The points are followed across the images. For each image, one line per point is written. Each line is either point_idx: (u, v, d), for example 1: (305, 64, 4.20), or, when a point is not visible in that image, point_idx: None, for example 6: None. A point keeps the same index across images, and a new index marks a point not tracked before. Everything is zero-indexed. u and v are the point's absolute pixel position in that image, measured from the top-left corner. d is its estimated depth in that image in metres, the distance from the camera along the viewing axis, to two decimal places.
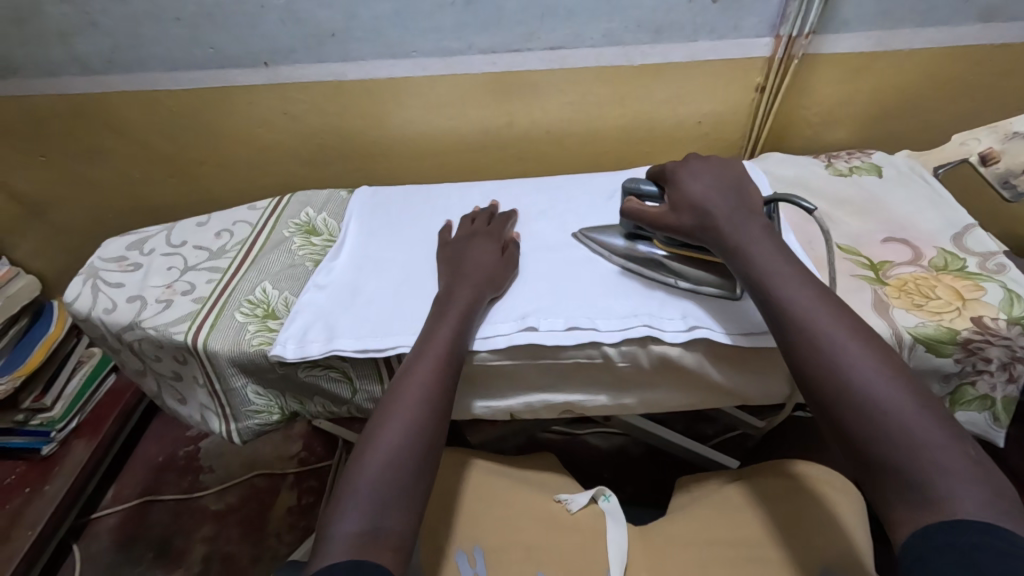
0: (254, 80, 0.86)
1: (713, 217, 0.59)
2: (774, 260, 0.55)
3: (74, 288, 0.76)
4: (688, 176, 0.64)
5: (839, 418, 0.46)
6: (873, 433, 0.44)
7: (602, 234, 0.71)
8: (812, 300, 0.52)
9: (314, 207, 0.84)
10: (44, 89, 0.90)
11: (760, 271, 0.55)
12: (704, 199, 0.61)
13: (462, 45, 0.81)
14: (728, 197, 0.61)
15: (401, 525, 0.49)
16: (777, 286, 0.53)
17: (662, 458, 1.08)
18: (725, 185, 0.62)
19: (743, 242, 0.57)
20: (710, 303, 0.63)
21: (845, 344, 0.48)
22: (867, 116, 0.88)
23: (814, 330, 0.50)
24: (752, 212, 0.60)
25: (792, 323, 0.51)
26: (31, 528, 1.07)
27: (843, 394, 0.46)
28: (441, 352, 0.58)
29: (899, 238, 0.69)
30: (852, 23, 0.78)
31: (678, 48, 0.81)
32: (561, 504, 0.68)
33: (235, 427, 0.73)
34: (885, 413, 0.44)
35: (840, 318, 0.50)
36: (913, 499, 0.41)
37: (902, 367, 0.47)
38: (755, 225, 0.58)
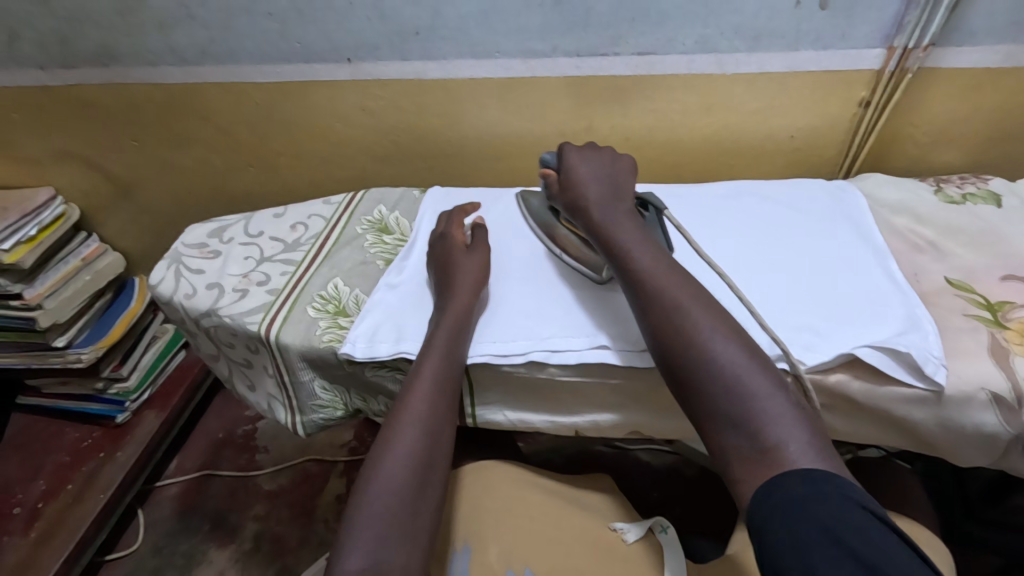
0: (337, 75, 0.87)
1: (591, 212, 0.62)
2: (637, 239, 0.59)
3: (158, 272, 0.79)
4: (573, 158, 0.67)
5: (686, 384, 0.50)
6: (711, 394, 0.48)
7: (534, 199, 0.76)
8: (664, 273, 0.56)
9: (387, 205, 0.84)
10: (141, 78, 0.94)
11: (623, 249, 0.58)
12: (581, 186, 0.64)
13: (547, 47, 0.79)
14: (601, 184, 0.65)
15: (404, 556, 0.50)
16: (638, 264, 0.57)
17: (719, 485, 1.03)
18: (601, 175, 0.66)
19: (609, 223, 0.61)
20: (583, 287, 0.66)
21: (691, 313, 0.52)
22: (982, 138, 0.80)
23: (666, 301, 0.54)
24: (620, 198, 0.64)
25: (650, 298, 0.55)
26: (104, 491, 1.13)
27: (687, 359, 0.50)
28: (432, 376, 0.58)
29: (1021, 276, 0.62)
30: (980, 35, 0.71)
31: (778, 56, 0.76)
32: (617, 534, 0.65)
33: (298, 420, 0.74)
34: (721, 370, 0.48)
35: (706, 308, 0.53)
36: (751, 453, 0.45)
37: (733, 328, 0.52)
38: (621, 211, 0.62)
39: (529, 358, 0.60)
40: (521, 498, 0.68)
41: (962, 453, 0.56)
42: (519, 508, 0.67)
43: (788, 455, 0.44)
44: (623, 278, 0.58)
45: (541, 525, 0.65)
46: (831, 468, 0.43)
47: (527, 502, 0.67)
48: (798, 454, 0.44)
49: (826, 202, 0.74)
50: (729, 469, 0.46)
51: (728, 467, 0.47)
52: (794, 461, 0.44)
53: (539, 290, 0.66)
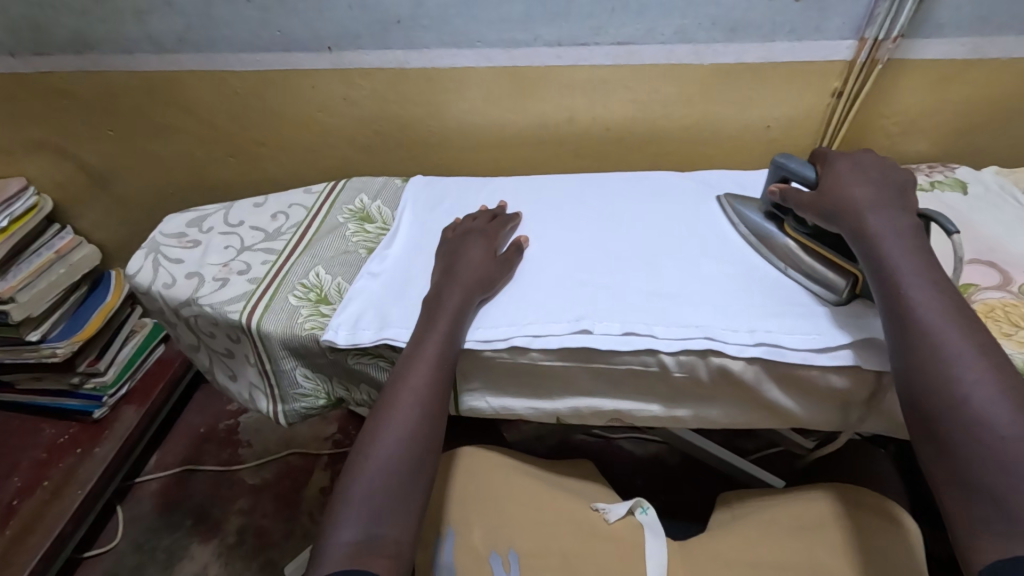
0: (318, 64, 0.86)
1: (858, 223, 0.57)
2: (913, 262, 0.53)
3: (137, 261, 0.78)
4: (846, 166, 0.61)
5: (944, 438, 0.46)
6: (976, 461, 0.44)
7: (747, 207, 0.70)
8: (941, 311, 0.50)
9: (369, 195, 0.84)
10: (118, 66, 0.92)
11: (892, 271, 0.53)
12: (850, 190, 0.59)
13: (529, 36, 0.79)
14: (878, 192, 0.59)
15: (397, 530, 0.51)
16: (909, 289, 0.52)
17: (698, 470, 1.05)
18: (882, 183, 0.59)
19: (883, 239, 0.55)
20: (818, 306, 0.61)
21: (967, 365, 0.47)
22: (951, 128, 0.83)
23: (941, 338, 0.49)
24: (903, 210, 0.57)
25: (920, 329, 0.50)
26: (81, 488, 1.11)
27: (960, 409, 0.46)
28: (434, 356, 0.58)
29: (985, 260, 0.64)
30: (947, 28, 0.74)
31: (754, 47, 0.77)
32: (599, 513, 0.67)
33: (280, 409, 0.74)
34: (999, 441, 0.44)
35: (991, 365, 0.47)
36: (1004, 531, 0.42)
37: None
38: (902, 224, 0.56)
39: (511, 343, 0.60)
40: (504, 480, 0.69)
41: None
42: (503, 491, 0.67)
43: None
44: (885, 300, 0.53)
45: (525, 507, 0.66)
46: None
47: (511, 485, 0.68)
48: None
49: None
50: (969, 537, 0.44)
51: (966, 534, 0.44)
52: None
53: (521, 278, 0.67)
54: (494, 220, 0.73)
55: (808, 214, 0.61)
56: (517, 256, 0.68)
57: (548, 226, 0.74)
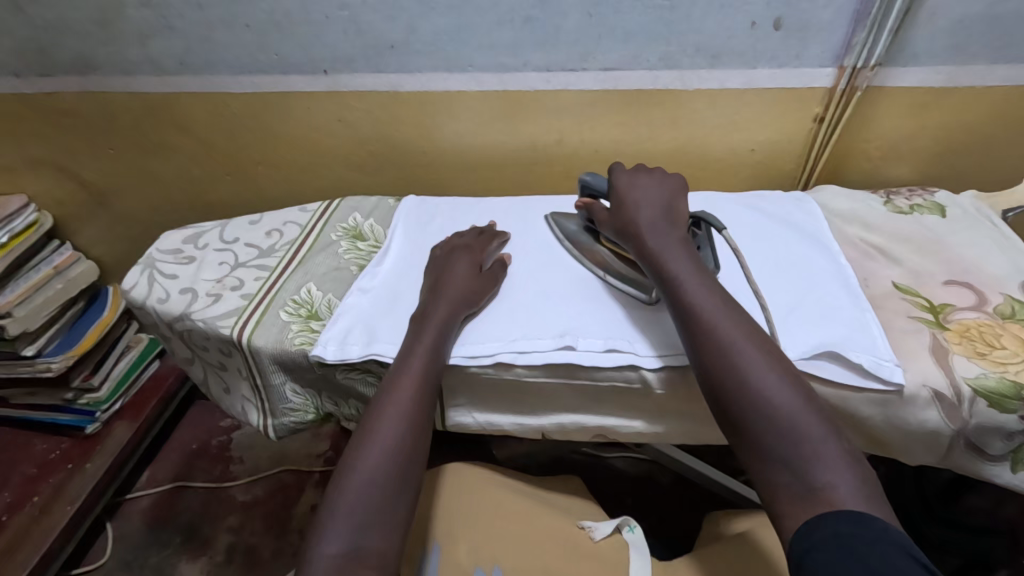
0: (314, 86, 0.89)
1: (642, 237, 0.62)
2: (686, 263, 0.59)
3: (131, 277, 0.80)
4: (624, 184, 0.68)
5: (736, 419, 0.50)
6: (763, 431, 0.49)
7: (569, 221, 0.76)
8: (714, 304, 0.55)
9: (362, 213, 0.86)
10: (120, 87, 0.95)
11: (671, 278, 0.58)
12: (631, 209, 0.65)
13: (518, 62, 0.82)
14: (653, 205, 0.65)
15: (381, 543, 0.52)
16: (688, 294, 0.56)
17: (690, 490, 1.05)
18: (654, 198, 0.66)
19: (660, 249, 0.61)
20: (632, 308, 0.65)
21: (740, 348, 0.52)
22: (930, 152, 0.85)
23: (710, 322, 0.54)
24: (674, 221, 0.64)
25: (699, 322, 0.55)
26: (70, 504, 1.11)
27: (736, 386, 0.51)
28: (418, 372, 0.59)
29: (962, 281, 0.66)
30: (922, 57, 0.76)
31: (737, 74, 0.80)
32: (585, 531, 0.67)
33: (270, 423, 0.75)
34: (774, 409, 0.49)
35: (758, 346, 0.53)
36: (798, 490, 0.46)
37: (783, 361, 0.52)
38: (674, 237, 0.62)
39: (497, 359, 0.61)
40: (489, 498, 0.69)
41: (906, 446, 0.59)
42: (489, 509, 0.68)
43: (838, 497, 0.45)
44: (671, 302, 0.57)
45: (512, 526, 0.66)
46: (879, 513, 0.44)
47: (495, 503, 0.69)
48: (848, 497, 0.44)
49: (783, 211, 0.77)
50: (775, 503, 0.47)
51: (774, 501, 0.47)
52: (845, 504, 0.44)
53: (507, 296, 0.68)
54: (480, 238, 0.74)
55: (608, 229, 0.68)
56: (501, 272, 0.70)
57: (537, 245, 0.76)
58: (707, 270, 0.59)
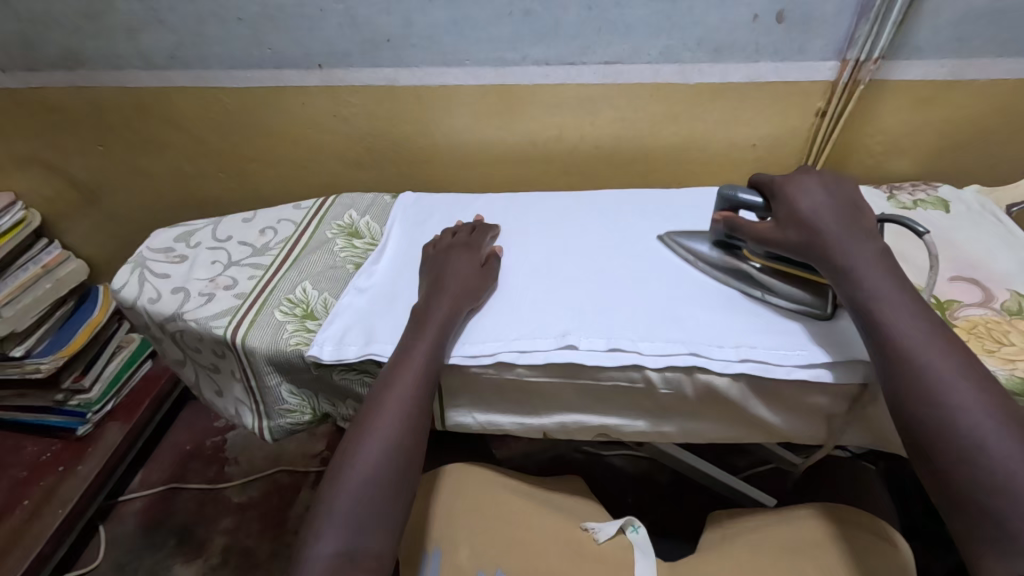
0: (308, 81, 0.87)
1: (829, 249, 0.55)
2: (886, 283, 0.53)
3: (122, 276, 0.78)
4: (794, 187, 0.60)
5: (942, 464, 0.45)
6: (975, 480, 0.43)
7: (695, 240, 0.69)
8: (919, 333, 0.49)
9: (358, 210, 0.84)
10: (108, 81, 0.93)
11: (871, 300, 0.52)
12: (810, 218, 0.57)
13: (517, 55, 0.81)
14: (832, 212, 0.57)
15: (379, 545, 0.51)
16: (885, 310, 0.51)
17: (691, 488, 1.04)
18: (837, 201, 0.58)
19: (852, 265, 0.54)
20: (809, 327, 0.60)
21: (952, 384, 0.47)
22: (933, 147, 0.84)
23: (916, 353, 0.49)
24: (861, 229, 0.56)
25: (901, 350, 0.49)
26: (62, 507, 1.09)
27: (946, 426, 0.45)
28: (418, 371, 0.57)
29: (968, 277, 0.65)
30: (926, 50, 0.75)
31: (739, 68, 0.79)
32: (587, 533, 0.66)
33: (265, 425, 0.73)
34: (992, 458, 0.43)
35: (979, 385, 0.46)
36: (1007, 547, 0.41)
37: (1005, 399, 0.46)
38: (868, 249, 0.55)
39: (498, 359, 0.60)
40: (490, 498, 0.68)
41: None
42: (490, 509, 0.67)
43: None
44: (866, 326, 0.52)
45: (513, 526, 0.65)
46: None
47: (496, 503, 0.67)
48: None
49: None
50: (979, 561, 0.42)
51: (978, 557, 0.42)
52: None
53: (506, 294, 0.67)
54: (474, 233, 0.73)
55: (768, 244, 0.60)
56: (496, 268, 0.69)
57: (537, 242, 0.74)
58: (913, 292, 0.53)
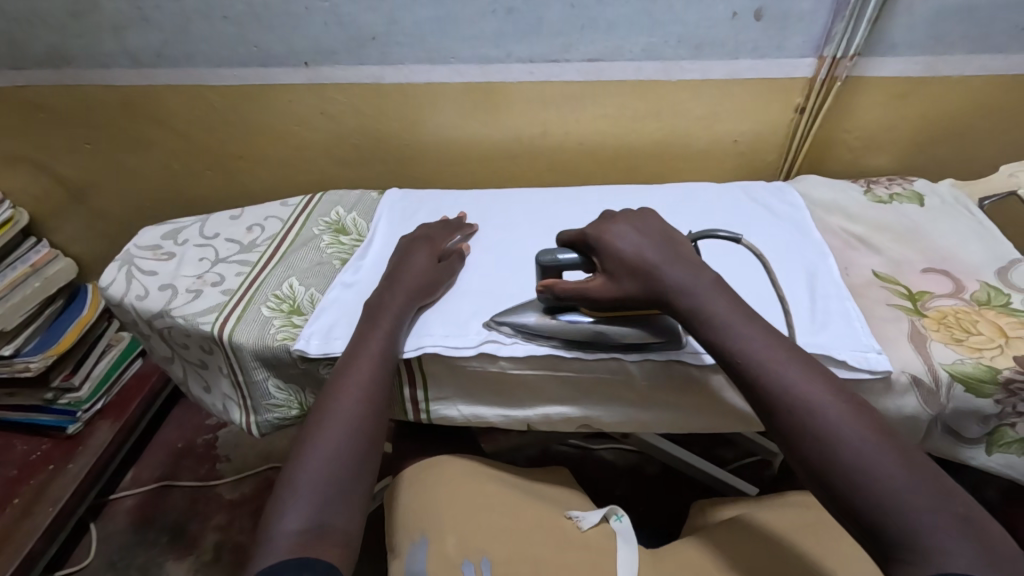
0: (295, 79, 0.88)
1: (665, 282, 0.56)
2: (729, 307, 0.54)
3: (109, 273, 0.78)
4: (611, 232, 0.60)
5: (830, 486, 0.46)
6: (861, 498, 0.44)
7: (522, 315, 0.63)
8: (773, 355, 0.51)
9: (345, 207, 0.85)
10: (94, 80, 0.93)
11: (721, 327, 0.53)
12: (639, 260, 0.57)
13: (501, 53, 0.82)
14: (652, 247, 0.58)
15: (344, 521, 0.52)
16: (748, 348, 0.52)
17: (678, 480, 1.06)
18: (650, 237, 0.59)
19: (693, 294, 0.55)
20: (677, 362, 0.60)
21: (812, 403, 0.48)
22: (910, 142, 0.86)
23: (773, 376, 0.50)
24: (681, 255, 0.58)
25: (760, 376, 0.50)
26: (53, 505, 1.09)
27: (820, 448, 0.46)
28: (375, 357, 0.60)
29: (940, 269, 0.67)
30: (900, 47, 0.77)
31: (719, 65, 0.80)
32: (573, 521, 0.68)
33: (253, 420, 0.74)
34: (866, 471, 0.44)
35: (830, 396, 0.48)
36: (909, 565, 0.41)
37: (858, 404, 0.48)
38: (699, 276, 0.56)
39: (481, 351, 0.61)
40: (477, 490, 0.69)
41: None
42: (477, 500, 0.68)
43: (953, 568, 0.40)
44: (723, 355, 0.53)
45: (499, 516, 0.66)
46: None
47: (483, 494, 0.69)
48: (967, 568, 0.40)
49: (765, 202, 0.78)
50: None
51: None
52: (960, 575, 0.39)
53: (490, 289, 0.68)
54: (442, 229, 0.75)
55: (603, 301, 0.58)
56: (459, 263, 0.70)
57: (522, 237, 0.75)
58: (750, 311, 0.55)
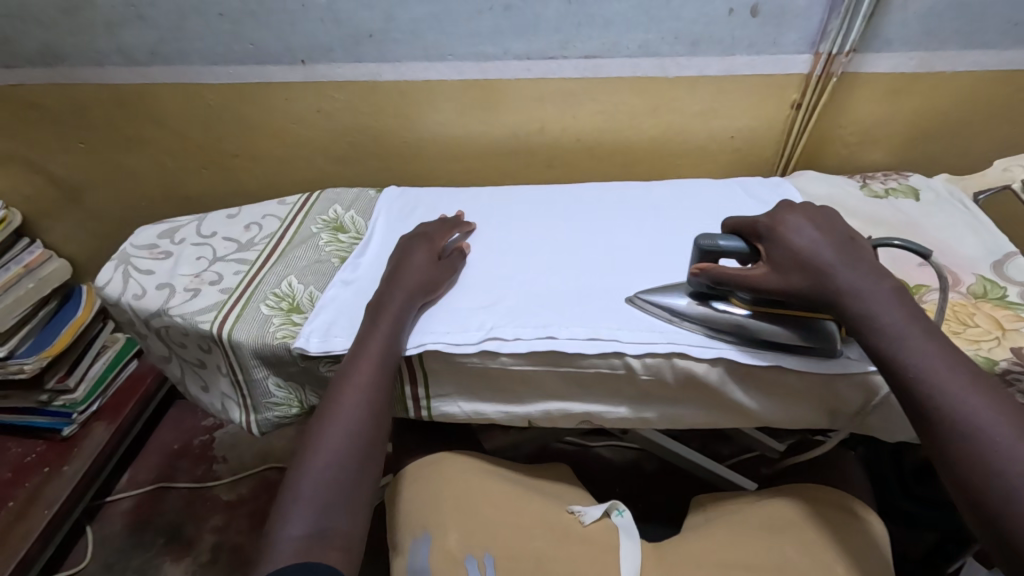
0: (292, 77, 0.88)
1: (832, 276, 0.54)
2: (866, 283, 0.53)
3: (106, 273, 0.78)
4: (783, 224, 0.57)
5: (954, 459, 0.47)
6: (986, 472, 0.45)
7: (672, 298, 0.63)
8: (911, 330, 0.51)
9: (343, 205, 0.85)
10: (88, 78, 0.92)
11: (857, 302, 0.53)
12: (803, 255, 0.55)
13: (499, 50, 0.82)
14: (819, 242, 0.56)
15: (348, 523, 0.53)
16: (895, 337, 0.51)
17: (677, 476, 1.06)
18: (829, 234, 0.57)
19: (843, 279, 0.54)
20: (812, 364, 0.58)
21: (944, 380, 0.49)
22: (904, 138, 0.87)
23: (906, 350, 0.50)
24: (860, 252, 0.55)
25: (895, 348, 0.51)
26: (48, 507, 1.08)
27: (951, 423, 0.47)
28: (377, 358, 0.59)
29: (936, 263, 0.67)
30: (895, 43, 0.77)
31: (715, 61, 0.81)
32: (575, 515, 0.67)
33: (253, 419, 0.74)
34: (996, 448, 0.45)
35: (965, 376, 0.49)
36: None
37: (991, 386, 0.49)
38: (863, 267, 0.54)
39: (481, 348, 0.61)
40: (478, 486, 0.69)
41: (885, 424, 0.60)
42: (478, 496, 0.68)
43: None
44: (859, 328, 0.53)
45: (500, 511, 0.66)
46: None
47: (484, 490, 0.69)
48: None
49: (763, 198, 0.78)
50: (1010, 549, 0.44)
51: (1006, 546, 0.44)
52: None
53: (489, 286, 0.68)
54: (441, 225, 0.74)
55: (766, 291, 0.56)
56: (459, 261, 0.70)
57: (521, 234, 0.76)
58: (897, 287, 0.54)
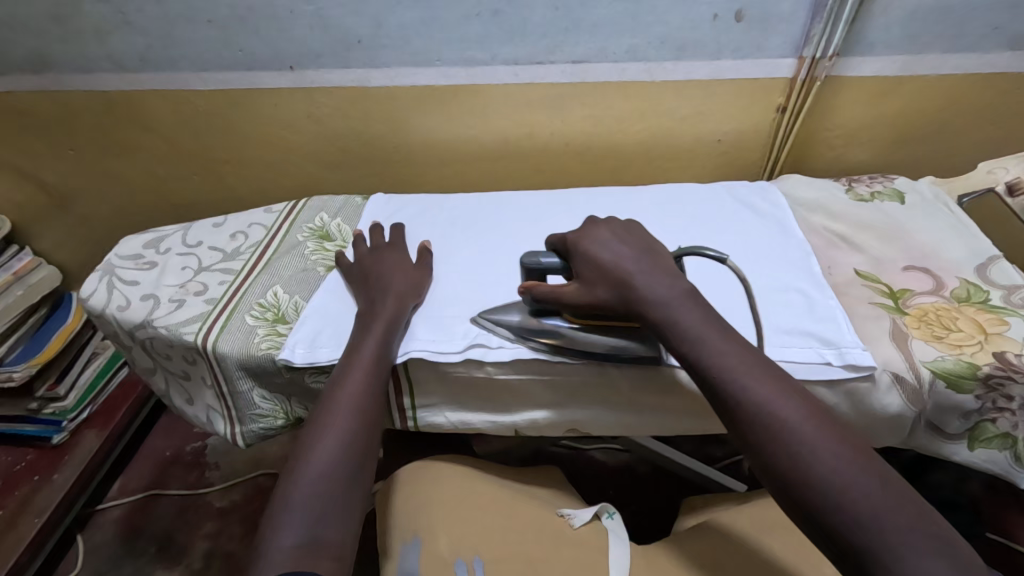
0: (278, 83, 0.87)
1: (636, 291, 0.57)
2: (696, 318, 0.54)
3: (90, 284, 0.77)
4: (596, 241, 0.61)
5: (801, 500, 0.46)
6: (831, 512, 0.44)
7: (507, 314, 0.64)
8: (742, 370, 0.51)
9: (329, 213, 0.84)
10: (73, 85, 0.92)
11: (690, 340, 0.53)
12: (615, 269, 0.58)
13: (486, 55, 0.81)
14: (626, 256, 0.59)
15: (340, 533, 0.52)
16: (730, 375, 0.51)
17: (669, 478, 1.06)
18: (631, 248, 0.60)
19: (655, 299, 0.56)
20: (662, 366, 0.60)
21: (785, 418, 0.48)
22: (890, 141, 0.87)
23: (745, 390, 0.50)
24: (661, 265, 0.59)
25: (730, 388, 0.50)
26: (38, 517, 1.08)
27: (794, 463, 0.47)
28: (369, 364, 0.59)
29: (920, 266, 0.67)
30: (880, 46, 0.77)
31: (702, 65, 0.80)
32: (564, 519, 0.67)
33: (239, 430, 0.73)
34: (837, 487, 0.45)
35: (801, 410, 0.49)
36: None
37: (829, 420, 0.49)
38: (666, 281, 0.57)
39: (467, 356, 0.61)
40: (467, 493, 0.69)
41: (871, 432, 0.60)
42: (469, 502, 0.68)
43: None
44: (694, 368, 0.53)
45: (488, 519, 0.66)
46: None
47: (473, 497, 0.68)
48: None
49: (748, 203, 0.78)
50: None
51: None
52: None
53: (476, 294, 0.68)
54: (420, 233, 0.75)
55: (576, 304, 0.59)
56: (432, 266, 0.71)
57: (508, 241, 0.75)
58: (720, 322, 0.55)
